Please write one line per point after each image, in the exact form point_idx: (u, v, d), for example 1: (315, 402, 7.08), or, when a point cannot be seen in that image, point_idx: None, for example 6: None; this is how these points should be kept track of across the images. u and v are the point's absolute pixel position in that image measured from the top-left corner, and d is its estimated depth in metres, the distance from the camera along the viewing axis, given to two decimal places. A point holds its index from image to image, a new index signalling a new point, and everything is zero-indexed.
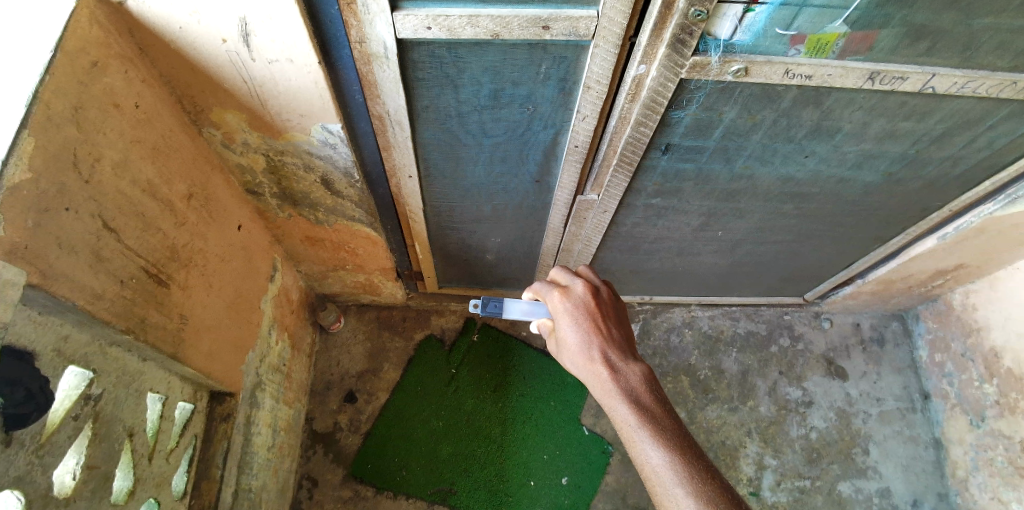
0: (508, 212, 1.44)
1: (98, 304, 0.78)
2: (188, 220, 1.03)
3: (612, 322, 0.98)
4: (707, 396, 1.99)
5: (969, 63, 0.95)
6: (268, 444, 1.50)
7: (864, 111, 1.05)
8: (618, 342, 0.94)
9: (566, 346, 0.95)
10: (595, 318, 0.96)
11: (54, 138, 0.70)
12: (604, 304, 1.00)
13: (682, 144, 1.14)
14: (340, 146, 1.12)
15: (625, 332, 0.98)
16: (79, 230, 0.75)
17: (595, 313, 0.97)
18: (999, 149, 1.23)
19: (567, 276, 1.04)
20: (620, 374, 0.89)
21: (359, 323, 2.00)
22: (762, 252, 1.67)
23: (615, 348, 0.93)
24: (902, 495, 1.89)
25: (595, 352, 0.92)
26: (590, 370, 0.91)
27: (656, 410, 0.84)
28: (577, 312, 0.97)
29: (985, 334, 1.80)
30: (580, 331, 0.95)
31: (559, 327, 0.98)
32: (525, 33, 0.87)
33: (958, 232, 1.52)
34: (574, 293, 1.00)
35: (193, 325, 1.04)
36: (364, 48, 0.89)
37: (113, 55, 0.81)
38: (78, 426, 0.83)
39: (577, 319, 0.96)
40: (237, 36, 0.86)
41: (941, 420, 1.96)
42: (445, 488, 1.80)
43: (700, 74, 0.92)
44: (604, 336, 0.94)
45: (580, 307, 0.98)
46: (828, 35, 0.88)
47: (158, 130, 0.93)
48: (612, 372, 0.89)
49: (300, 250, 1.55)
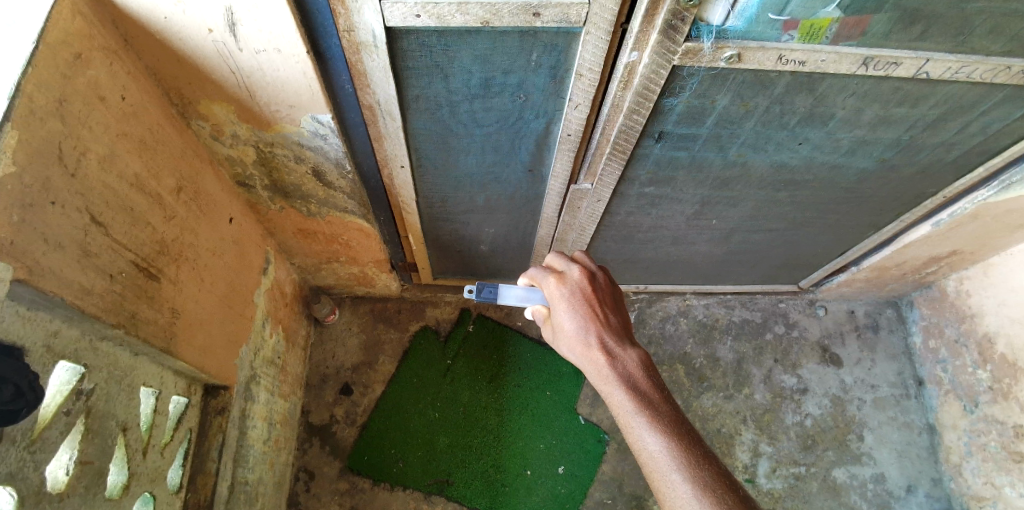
0: (502, 202, 1.43)
1: (87, 299, 0.77)
2: (178, 214, 1.02)
3: (609, 308, 0.97)
4: (702, 384, 2.00)
5: (962, 48, 0.95)
6: (264, 437, 1.50)
7: (857, 97, 1.04)
8: (615, 329, 0.94)
9: (562, 332, 0.95)
10: (592, 305, 0.96)
11: (37, 133, 0.68)
12: (601, 290, 1.00)
13: (675, 131, 1.13)
14: (331, 136, 1.11)
15: (622, 318, 0.97)
16: (66, 227, 0.74)
17: (593, 300, 0.97)
18: (993, 134, 1.22)
19: (562, 261, 1.04)
20: (617, 361, 0.89)
21: (354, 315, 1.99)
22: (756, 240, 1.67)
23: (613, 335, 0.93)
24: (896, 481, 1.91)
25: (592, 339, 0.92)
26: (586, 355, 0.91)
27: (654, 396, 0.84)
28: (573, 298, 0.97)
29: (979, 319, 1.80)
30: (577, 317, 0.94)
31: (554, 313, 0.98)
32: (515, 20, 0.85)
33: (953, 219, 1.52)
34: (570, 279, 1.00)
35: (184, 320, 1.03)
36: (353, 36, 0.88)
37: (97, 47, 0.80)
38: (71, 422, 0.83)
39: (574, 305, 0.96)
40: (223, 26, 0.84)
41: (935, 405, 1.97)
42: (442, 479, 1.82)
43: (693, 61, 0.92)
44: (601, 322, 0.94)
45: (577, 294, 0.97)
46: (820, 21, 0.87)
47: (145, 124, 0.92)
48: (610, 358, 0.89)
49: (292, 243, 1.54)
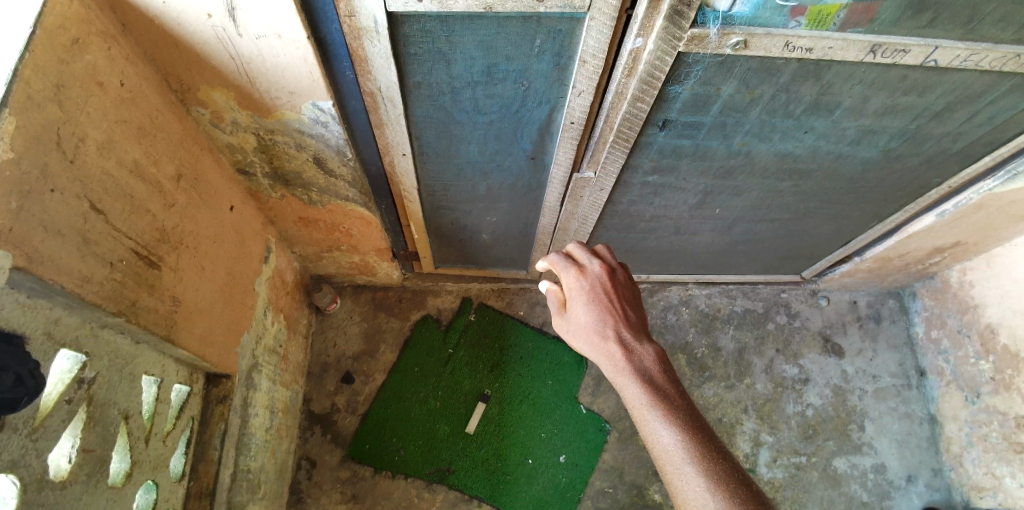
0: (504, 191, 1.42)
1: (87, 287, 0.76)
2: (178, 202, 1.01)
3: (627, 302, 0.97)
4: (704, 374, 2.00)
5: (972, 36, 0.93)
6: (265, 425, 1.50)
7: (864, 86, 1.03)
8: (632, 324, 0.93)
9: (579, 324, 0.95)
10: (611, 299, 0.95)
11: (36, 118, 0.67)
12: (619, 285, 0.99)
13: (679, 120, 1.12)
14: (331, 124, 1.10)
15: (639, 314, 0.97)
16: (66, 213, 0.73)
17: (611, 294, 0.96)
18: (1000, 124, 1.21)
19: (584, 253, 1.02)
20: (633, 354, 0.88)
21: (355, 304, 1.98)
22: (758, 230, 1.66)
23: (630, 329, 0.92)
24: (896, 471, 1.93)
25: (609, 332, 0.91)
26: (602, 346, 0.91)
27: (670, 391, 0.84)
28: (593, 292, 0.96)
29: (981, 311, 1.80)
30: (593, 310, 0.94)
31: (573, 304, 0.97)
32: (518, 5, 0.84)
33: (957, 210, 1.52)
34: (590, 273, 0.99)
35: (185, 308, 1.03)
36: (353, 22, 0.86)
37: (94, 32, 0.78)
38: (72, 410, 0.83)
39: (593, 298, 0.95)
40: (222, 12, 0.83)
41: (935, 396, 1.98)
42: (443, 468, 1.83)
43: (699, 48, 0.90)
44: (618, 316, 0.93)
45: (596, 287, 0.97)
46: (828, 8, 0.85)
47: (145, 110, 0.91)
48: (626, 351, 0.89)
49: (293, 231, 1.53)
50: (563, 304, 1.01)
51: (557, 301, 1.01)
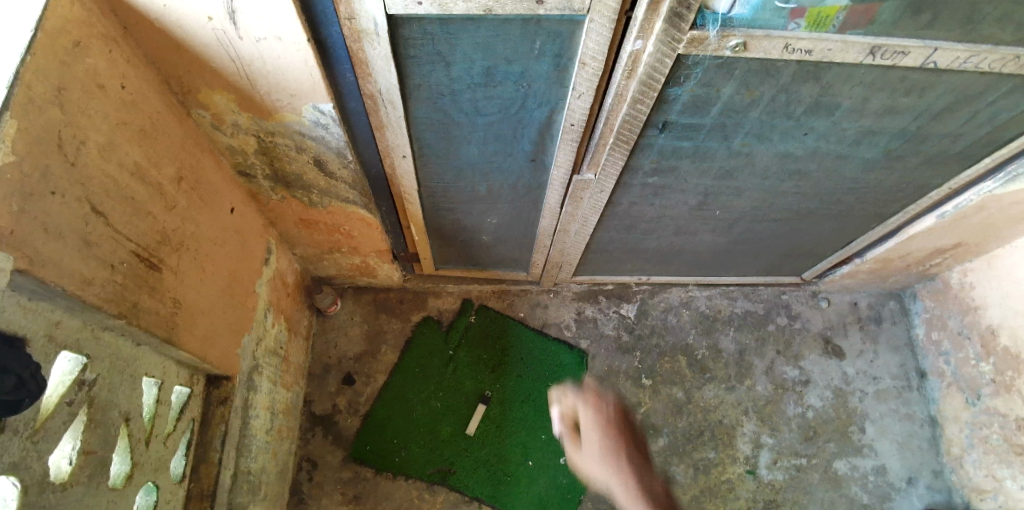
0: (505, 192, 1.42)
1: (88, 289, 0.76)
2: (180, 203, 1.01)
3: (632, 435, 1.15)
4: (704, 375, 2.00)
5: (972, 37, 0.93)
6: (266, 427, 1.50)
7: (865, 87, 1.03)
8: (638, 451, 1.11)
9: (592, 457, 1.08)
10: (620, 429, 1.13)
11: (37, 121, 0.68)
12: (625, 421, 1.16)
13: (680, 121, 1.12)
14: (332, 126, 1.10)
15: (641, 445, 1.15)
16: (66, 215, 0.73)
17: (620, 426, 1.15)
18: (1000, 125, 1.21)
19: (597, 394, 1.18)
20: (645, 484, 1.05)
21: (356, 305, 1.98)
22: (759, 231, 1.66)
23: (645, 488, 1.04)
24: (898, 472, 1.92)
25: (621, 460, 1.07)
26: (613, 472, 1.06)
27: None
28: (605, 422, 1.14)
29: (983, 312, 1.79)
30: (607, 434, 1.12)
31: (587, 439, 1.12)
32: (518, 7, 0.84)
33: (958, 211, 1.52)
34: (604, 413, 1.15)
35: (186, 309, 1.03)
36: (354, 24, 0.87)
37: (95, 35, 0.78)
38: (74, 411, 0.83)
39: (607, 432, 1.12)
40: (223, 15, 0.83)
41: (937, 397, 1.97)
42: (444, 468, 1.83)
43: (698, 49, 0.90)
44: (629, 451, 1.10)
45: (609, 422, 1.14)
46: (828, 9, 0.85)
47: (146, 113, 0.91)
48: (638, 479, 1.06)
49: (294, 232, 1.54)
50: (575, 437, 1.14)
51: (570, 436, 1.13)
